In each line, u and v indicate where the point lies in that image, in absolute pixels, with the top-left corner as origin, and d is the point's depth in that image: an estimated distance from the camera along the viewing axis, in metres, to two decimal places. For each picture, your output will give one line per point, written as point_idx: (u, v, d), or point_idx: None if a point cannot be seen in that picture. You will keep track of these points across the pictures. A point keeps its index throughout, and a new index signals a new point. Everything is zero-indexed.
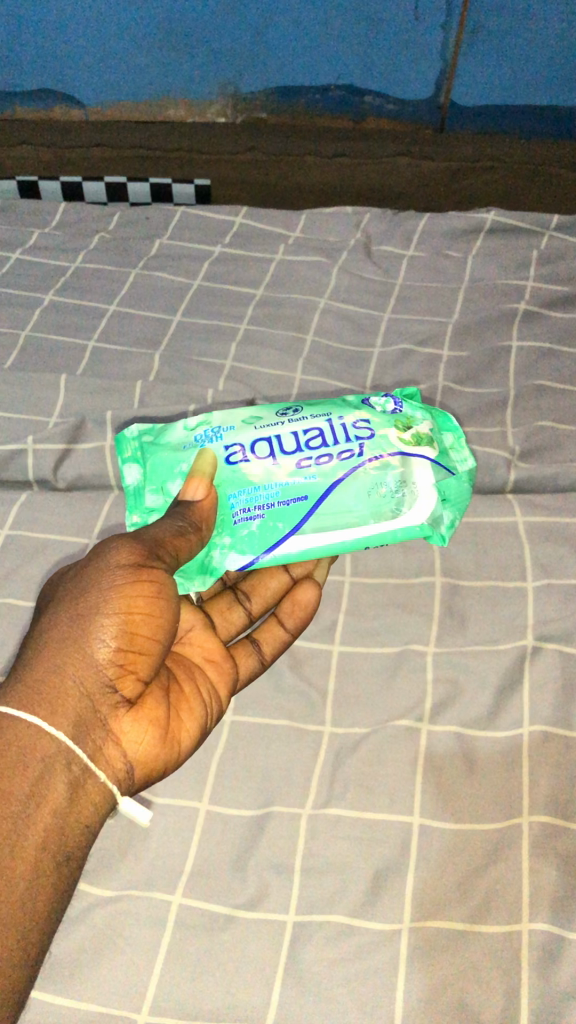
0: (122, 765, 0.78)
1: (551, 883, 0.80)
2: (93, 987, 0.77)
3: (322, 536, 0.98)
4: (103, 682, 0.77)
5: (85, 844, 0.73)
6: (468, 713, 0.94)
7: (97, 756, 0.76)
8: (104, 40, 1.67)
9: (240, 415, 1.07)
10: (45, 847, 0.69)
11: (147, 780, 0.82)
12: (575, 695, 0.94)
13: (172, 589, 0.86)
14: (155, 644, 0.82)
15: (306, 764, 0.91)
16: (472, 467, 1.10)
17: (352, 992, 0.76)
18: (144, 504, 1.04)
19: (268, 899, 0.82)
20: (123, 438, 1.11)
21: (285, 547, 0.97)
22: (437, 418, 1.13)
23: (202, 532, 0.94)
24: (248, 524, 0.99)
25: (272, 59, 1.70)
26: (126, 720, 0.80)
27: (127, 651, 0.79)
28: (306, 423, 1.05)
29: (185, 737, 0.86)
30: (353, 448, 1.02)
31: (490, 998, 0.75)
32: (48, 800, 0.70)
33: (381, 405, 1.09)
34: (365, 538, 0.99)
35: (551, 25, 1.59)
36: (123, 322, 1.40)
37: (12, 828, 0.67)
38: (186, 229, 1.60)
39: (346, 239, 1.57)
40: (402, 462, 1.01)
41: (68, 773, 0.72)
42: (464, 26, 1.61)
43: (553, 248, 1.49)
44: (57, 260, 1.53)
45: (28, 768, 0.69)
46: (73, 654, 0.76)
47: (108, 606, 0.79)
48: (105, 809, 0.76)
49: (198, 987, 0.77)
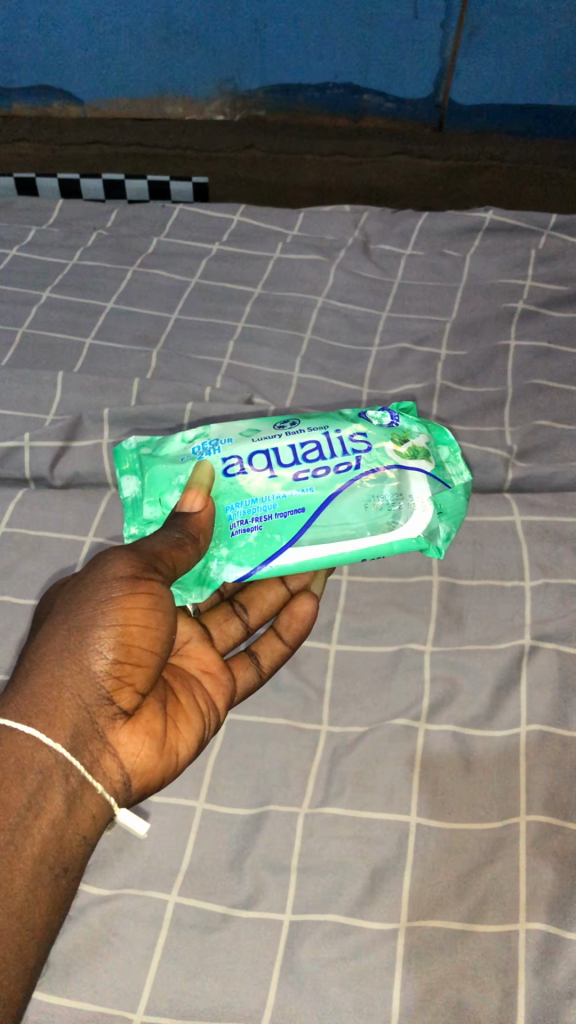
0: (119, 776, 0.78)
1: (547, 884, 0.80)
2: (89, 988, 0.77)
3: (318, 549, 0.98)
4: (100, 694, 0.77)
5: (83, 854, 0.74)
6: (465, 714, 0.94)
7: (94, 767, 0.76)
8: (102, 38, 1.67)
9: (238, 428, 1.07)
10: (43, 858, 0.70)
11: (145, 791, 0.82)
12: (573, 695, 0.93)
13: (169, 601, 0.85)
14: (153, 657, 0.82)
15: (302, 764, 0.91)
16: (469, 480, 1.08)
17: (349, 993, 0.76)
18: (142, 516, 1.04)
19: (264, 898, 0.82)
20: (121, 449, 1.12)
21: (282, 559, 0.97)
22: (434, 431, 1.12)
23: (199, 544, 0.94)
24: (245, 536, 0.98)
25: (271, 59, 1.70)
26: (123, 730, 0.79)
27: (125, 663, 0.79)
28: (303, 436, 1.05)
29: (183, 745, 0.86)
30: (349, 462, 1.02)
31: (487, 999, 0.75)
32: (46, 811, 0.70)
33: (378, 419, 1.09)
34: (361, 552, 0.99)
35: (550, 25, 1.59)
36: (120, 321, 1.40)
37: (9, 840, 0.67)
38: (184, 227, 1.59)
39: (344, 238, 1.56)
40: (398, 476, 1.02)
41: (66, 784, 0.72)
42: (463, 26, 1.61)
43: (551, 246, 1.49)
44: (54, 258, 1.52)
45: (26, 779, 0.70)
46: (71, 667, 0.76)
47: (106, 618, 0.79)
48: (103, 820, 0.76)
49: (195, 986, 0.77)
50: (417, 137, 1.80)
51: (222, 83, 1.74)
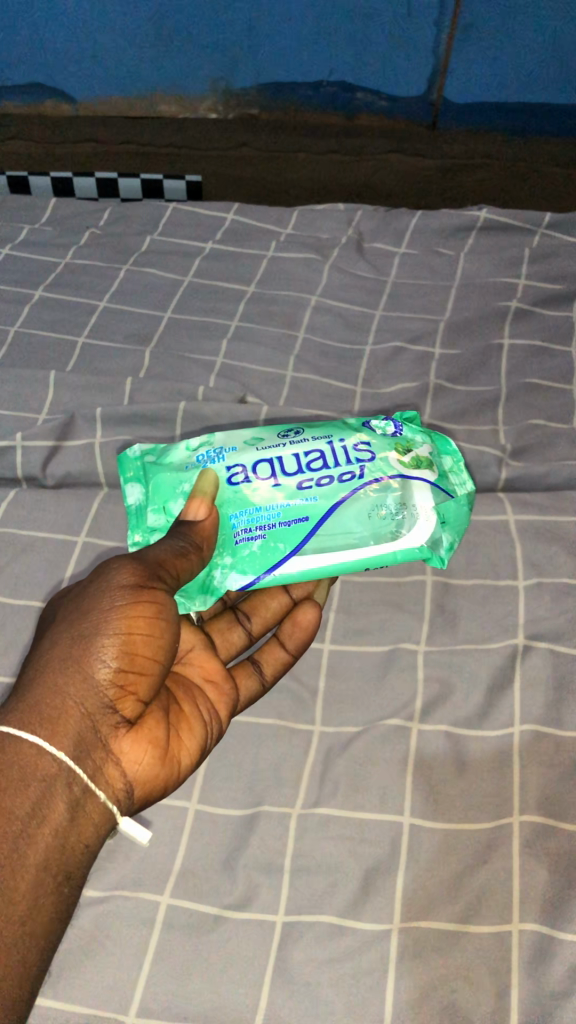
0: (121, 785, 0.78)
1: (539, 885, 0.80)
2: (80, 989, 0.76)
3: (323, 558, 0.97)
4: (104, 703, 0.76)
5: (85, 863, 0.73)
6: (458, 714, 0.94)
7: (97, 774, 0.75)
8: (94, 36, 1.65)
9: (242, 437, 1.08)
10: (46, 866, 0.69)
11: (146, 800, 0.81)
12: (566, 695, 0.93)
13: (172, 609, 0.84)
14: (156, 665, 0.81)
15: (295, 764, 0.91)
16: (472, 491, 1.07)
17: (341, 995, 0.75)
18: (146, 524, 1.03)
19: (257, 899, 0.82)
20: (125, 457, 1.12)
21: (286, 568, 0.96)
22: (438, 439, 1.12)
23: (203, 552, 0.93)
24: (249, 544, 0.97)
25: (264, 57, 1.69)
26: (125, 739, 0.78)
27: (128, 672, 0.78)
28: (308, 445, 1.06)
29: (185, 754, 0.85)
30: (354, 471, 1.02)
31: (479, 1000, 0.74)
32: (49, 819, 0.70)
33: (381, 428, 1.09)
34: (364, 561, 0.98)
35: (544, 23, 1.59)
36: (112, 320, 1.39)
37: (12, 848, 0.67)
38: (177, 226, 1.59)
39: (338, 237, 1.56)
40: (402, 484, 1.01)
41: (69, 792, 0.72)
42: (456, 25, 1.60)
43: (545, 245, 1.49)
44: (46, 257, 1.51)
45: (29, 787, 0.69)
46: (74, 675, 0.75)
47: (109, 626, 0.78)
48: (105, 829, 0.76)
49: (187, 988, 0.76)
50: (411, 135, 1.80)
51: (215, 81, 1.73)
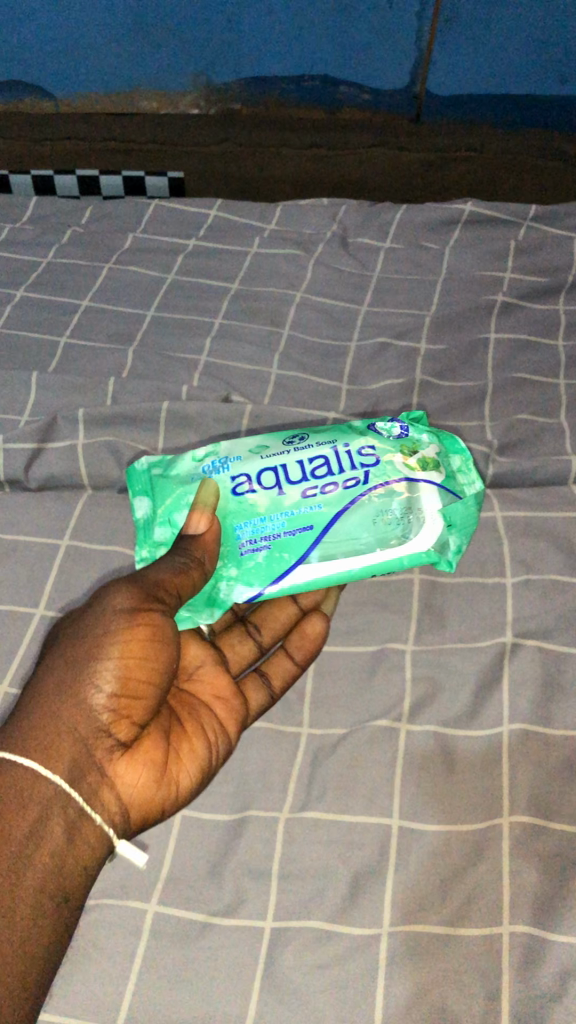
0: (118, 809, 0.76)
1: (530, 887, 0.79)
2: (67, 999, 0.75)
3: (330, 565, 0.98)
4: (98, 727, 0.75)
5: (85, 887, 0.72)
6: (445, 714, 0.92)
7: (93, 794, 0.74)
8: (73, 29, 1.62)
9: (246, 445, 1.07)
10: (45, 891, 0.68)
11: (146, 824, 0.80)
12: (555, 693, 0.92)
13: (170, 631, 0.84)
14: (152, 688, 0.81)
15: (282, 768, 0.90)
16: (482, 491, 1.07)
17: (330, 1002, 0.74)
18: (152, 539, 1.02)
19: (245, 905, 0.81)
20: (133, 470, 1.11)
21: (292, 577, 0.97)
22: (445, 441, 1.12)
23: (205, 565, 0.92)
24: (255, 555, 0.98)
25: (245, 48, 1.66)
26: (121, 763, 0.77)
27: (123, 695, 0.78)
28: (312, 452, 1.05)
29: (185, 773, 0.84)
30: (358, 477, 1.02)
31: (470, 1006, 0.73)
32: (46, 842, 0.69)
33: (387, 428, 1.08)
34: (370, 569, 0.98)
35: (529, 13, 1.56)
36: (95, 319, 1.38)
37: (8, 870, 0.66)
38: (160, 223, 1.57)
39: (322, 232, 1.54)
40: (407, 489, 1.01)
41: (65, 815, 0.71)
42: (439, 13, 1.58)
43: (531, 238, 1.47)
44: (28, 256, 1.50)
45: (26, 811, 0.68)
46: (69, 699, 0.75)
47: (104, 651, 0.78)
48: (104, 854, 0.74)
49: (174, 996, 0.75)
50: (394, 128, 1.78)
51: (196, 74, 1.70)
